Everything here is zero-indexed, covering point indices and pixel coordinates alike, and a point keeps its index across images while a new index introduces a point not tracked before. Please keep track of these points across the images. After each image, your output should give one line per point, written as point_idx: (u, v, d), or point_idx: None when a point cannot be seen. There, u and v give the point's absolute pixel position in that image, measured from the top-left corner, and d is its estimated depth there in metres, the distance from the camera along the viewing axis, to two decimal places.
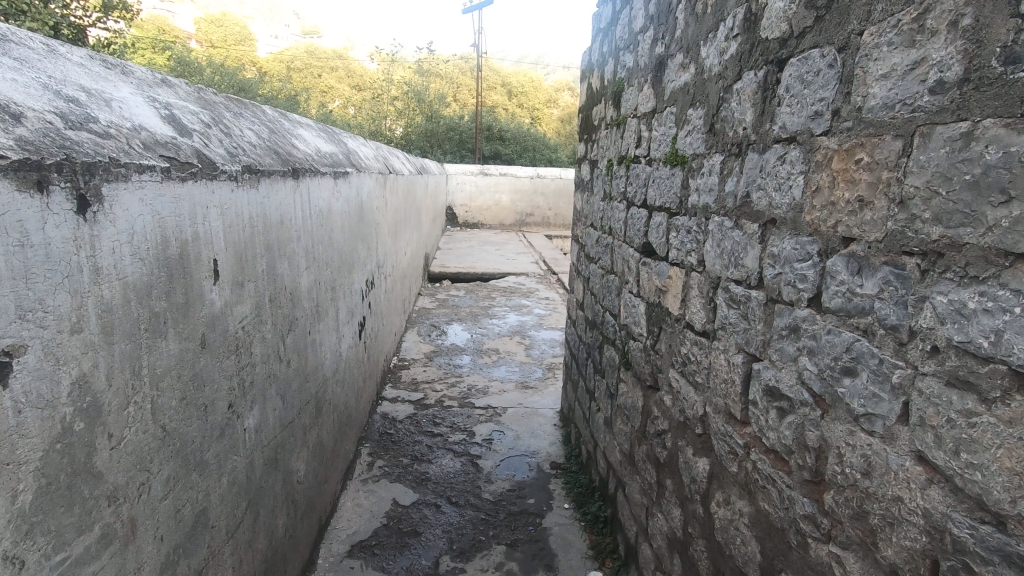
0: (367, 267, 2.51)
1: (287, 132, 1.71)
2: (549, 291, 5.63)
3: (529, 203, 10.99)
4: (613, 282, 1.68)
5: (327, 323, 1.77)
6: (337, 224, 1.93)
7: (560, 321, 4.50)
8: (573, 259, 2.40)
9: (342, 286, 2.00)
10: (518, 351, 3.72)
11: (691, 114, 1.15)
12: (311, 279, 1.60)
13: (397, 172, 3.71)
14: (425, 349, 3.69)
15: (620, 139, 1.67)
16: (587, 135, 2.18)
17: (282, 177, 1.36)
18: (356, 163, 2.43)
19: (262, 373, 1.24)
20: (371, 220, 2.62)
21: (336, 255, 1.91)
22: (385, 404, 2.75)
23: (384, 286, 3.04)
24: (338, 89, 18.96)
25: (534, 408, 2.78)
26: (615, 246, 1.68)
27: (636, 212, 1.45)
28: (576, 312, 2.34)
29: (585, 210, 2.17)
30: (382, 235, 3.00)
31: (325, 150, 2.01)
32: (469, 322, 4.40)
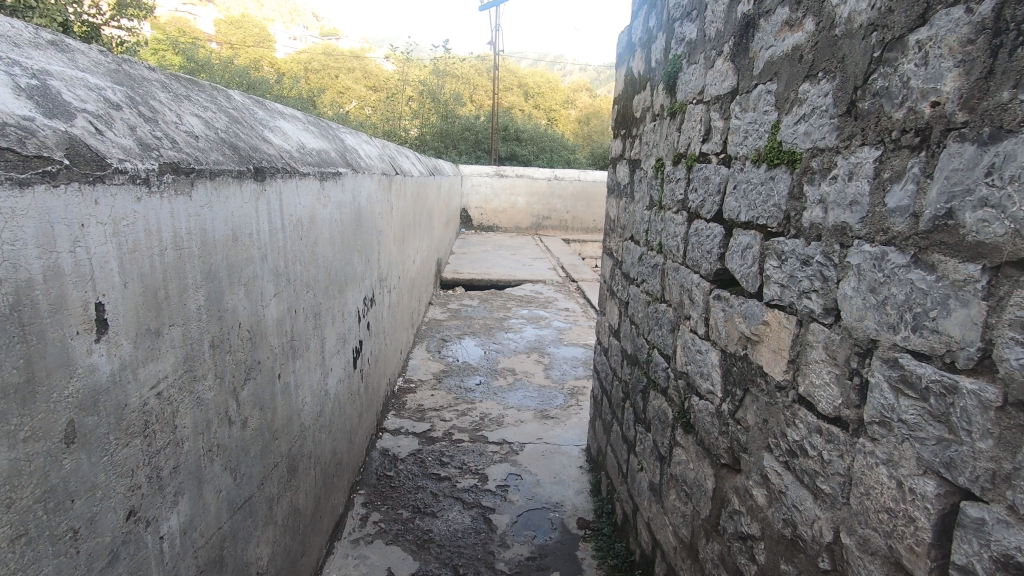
0: (366, 283, 2.17)
1: (258, 123, 1.37)
2: (569, 300, 5.27)
3: (546, 205, 10.64)
4: (665, 314, 1.33)
5: (307, 359, 1.44)
6: (324, 237, 1.60)
7: (582, 336, 4.14)
8: (606, 277, 2.04)
9: (330, 310, 1.67)
10: (536, 371, 3.37)
11: (806, 91, 0.79)
12: (282, 308, 1.27)
13: (406, 172, 3.38)
14: (434, 368, 3.36)
15: (676, 133, 1.32)
16: (625, 129, 1.83)
17: (236, 178, 1.03)
18: (355, 163, 2.10)
19: (197, 449, 0.90)
20: (371, 229, 2.29)
21: (322, 274, 1.58)
22: (386, 437, 2.42)
23: (388, 301, 2.71)
24: (354, 90, 18.88)
25: (555, 443, 2.44)
26: (667, 268, 1.33)
27: (705, 228, 1.10)
28: (608, 339, 1.98)
29: (622, 219, 1.82)
30: (386, 244, 2.67)
31: (312, 147, 1.68)
32: (482, 336, 4.06)
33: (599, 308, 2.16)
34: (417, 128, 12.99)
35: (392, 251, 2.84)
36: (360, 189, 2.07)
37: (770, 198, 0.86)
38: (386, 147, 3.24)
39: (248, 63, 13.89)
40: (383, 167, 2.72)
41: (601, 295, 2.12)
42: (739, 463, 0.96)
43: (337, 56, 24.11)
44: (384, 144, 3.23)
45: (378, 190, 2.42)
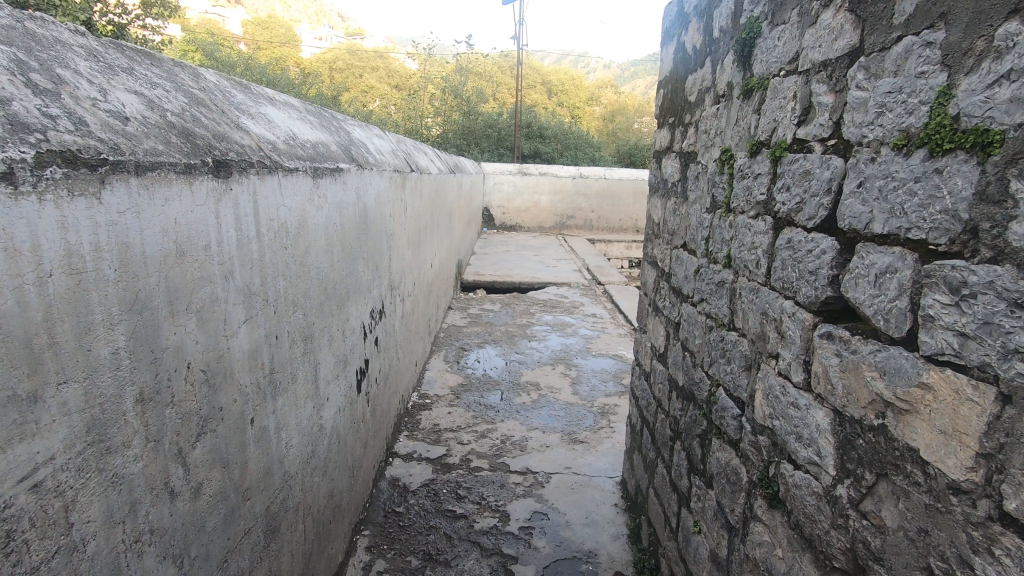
0: (373, 293, 1.93)
1: (234, 108, 1.13)
2: (595, 306, 4.98)
3: (570, 204, 10.34)
4: (736, 346, 1.05)
5: (293, 393, 1.20)
6: (318, 245, 1.35)
7: (611, 346, 3.85)
8: (648, 290, 1.76)
9: (326, 331, 1.42)
10: (562, 385, 3.11)
11: (1012, 35, 0.51)
12: (257, 336, 1.02)
13: (422, 170, 3.13)
14: (452, 382, 3.11)
15: (752, 116, 1.04)
16: (676, 117, 1.54)
17: (181, 174, 0.78)
18: (361, 157, 1.85)
19: (114, 546, 0.66)
20: (380, 232, 2.04)
21: (315, 288, 1.33)
22: (397, 463, 2.18)
23: (400, 311, 2.49)
24: (378, 88, 18.81)
25: (585, 474, 2.16)
26: (739, 287, 1.05)
27: (805, 239, 0.82)
28: (650, 363, 1.71)
29: (670, 223, 1.54)
30: (398, 249, 2.43)
31: (306, 139, 1.44)
32: (503, 344, 3.81)
33: (638, 325, 1.88)
34: (439, 126, 12.81)
35: (405, 255, 2.60)
36: (366, 188, 1.83)
37: (934, 202, 0.58)
38: (400, 141, 3.00)
39: (273, 62, 13.90)
40: (397, 164, 2.48)
41: (642, 310, 1.84)
42: (865, 574, 0.69)
43: (361, 55, 24.15)
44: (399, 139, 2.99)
45: (388, 190, 2.17)
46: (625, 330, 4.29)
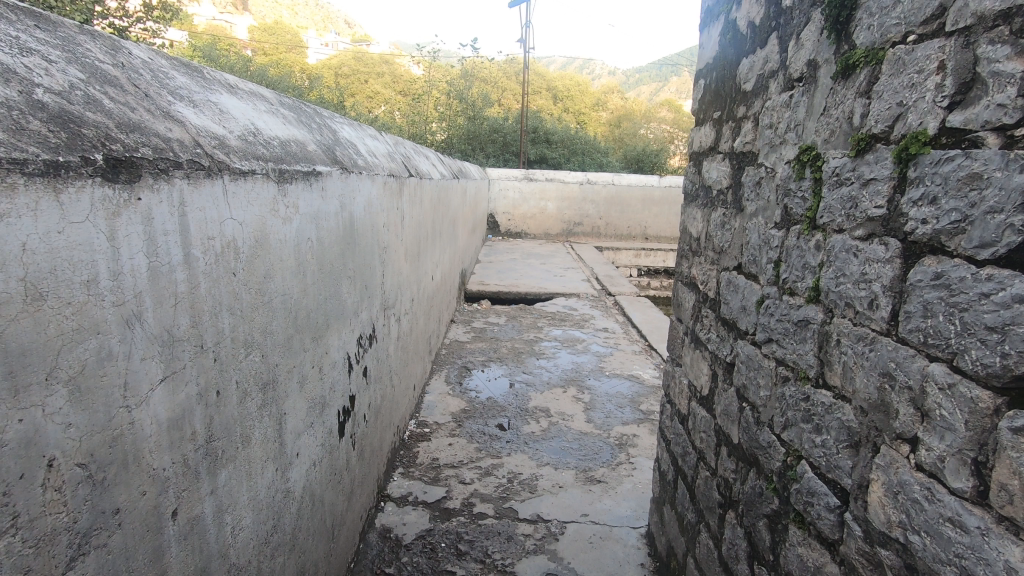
0: (361, 317, 1.67)
1: (166, 92, 0.87)
2: (607, 320, 4.70)
3: (577, 211, 10.08)
4: (832, 411, 0.78)
5: (244, 460, 0.93)
6: (283, 267, 1.09)
7: (626, 365, 3.58)
8: (685, 318, 1.50)
9: (295, 371, 1.15)
10: (575, 411, 2.84)
11: None
12: (185, 396, 0.76)
13: (423, 175, 2.87)
14: (453, 407, 2.84)
15: (853, 102, 0.77)
16: (724, 111, 1.28)
17: (33, 179, 0.52)
18: (347, 160, 1.59)
19: None
20: (371, 246, 1.78)
21: (280, 320, 1.07)
22: (389, 509, 1.91)
23: (396, 333, 2.22)
24: (382, 94, 18.67)
25: (605, 523, 1.89)
26: (836, 332, 0.78)
27: (971, 277, 0.55)
28: (688, 405, 1.44)
29: (716, 240, 1.27)
30: (394, 263, 2.17)
31: (274, 135, 1.18)
32: (510, 363, 3.54)
33: (670, 355, 1.62)
34: (444, 131, 12.60)
35: (402, 268, 2.34)
36: (353, 196, 1.57)
37: None
38: (398, 144, 2.74)
39: (277, 67, 13.75)
40: (393, 168, 2.22)
41: (676, 340, 1.57)
42: None
43: (367, 60, 24.03)
44: (397, 141, 2.73)
45: (381, 197, 1.91)
46: (639, 347, 4.02)
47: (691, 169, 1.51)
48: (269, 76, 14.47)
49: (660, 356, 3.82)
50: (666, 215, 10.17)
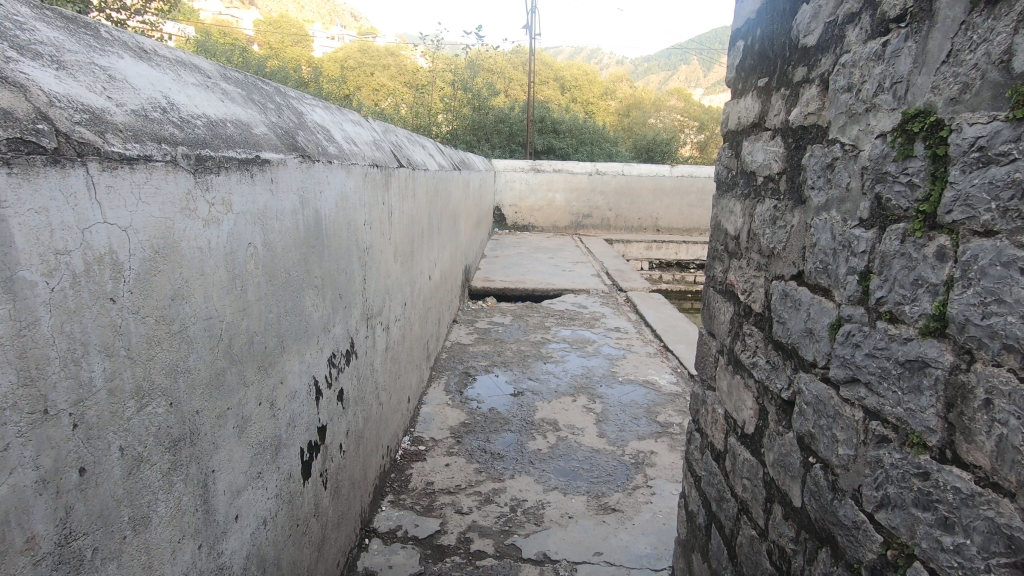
0: (334, 332, 1.42)
1: (9, 44, 0.62)
2: (618, 318, 4.43)
3: (586, 202, 9.79)
4: (977, 507, 0.54)
5: (140, 550, 0.69)
6: (207, 283, 0.84)
7: (640, 369, 3.33)
8: (720, 332, 1.23)
9: (231, 413, 0.91)
10: (585, 423, 2.60)
11: None
12: (9, 489, 0.51)
13: (416, 165, 2.61)
14: (452, 419, 2.61)
15: (1011, 38, 0.51)
16: (775, 76, 1.01)
17: None
18: (311, 146, 1.34)
19: None
20: (345, 247, 1.53)
21: (202, 352, 0.82)
22: (374, 548, 1.68)
23: (383, 343, 1.98)
24: (387, 85, 18.41)
25: (621, 565, 1.65)
26: (982, 386, 0.53)
27: None
28: (724, 440, 1.18)
29: (764, 239, 1.01)
30: (379, 265, 1.92)
31: (201, 112, 0.92)
32: (515, 368, 3.29)
33: (699, 376, 1.36)
34: (449, 122, 12.33)
35: (390, 269, 2.09)
36: (318, 189, 1.31)
37: None
38: (387, 131, 2.48)
39: (281, 58, 13.54)
40: (377, 157, 1.96)
41: (708, 358, 1.31)
42: None
43: (373, 52, 23.76)
44: (385, 128, 2.48)
45: (359, 191, 1.66)
46: (654, 349, 3.75)
47: (727, 152, 1.25)
48: (273, 69, 14.29)
49: (676, 359, 3.56)
50: (678, 206, 9.84)
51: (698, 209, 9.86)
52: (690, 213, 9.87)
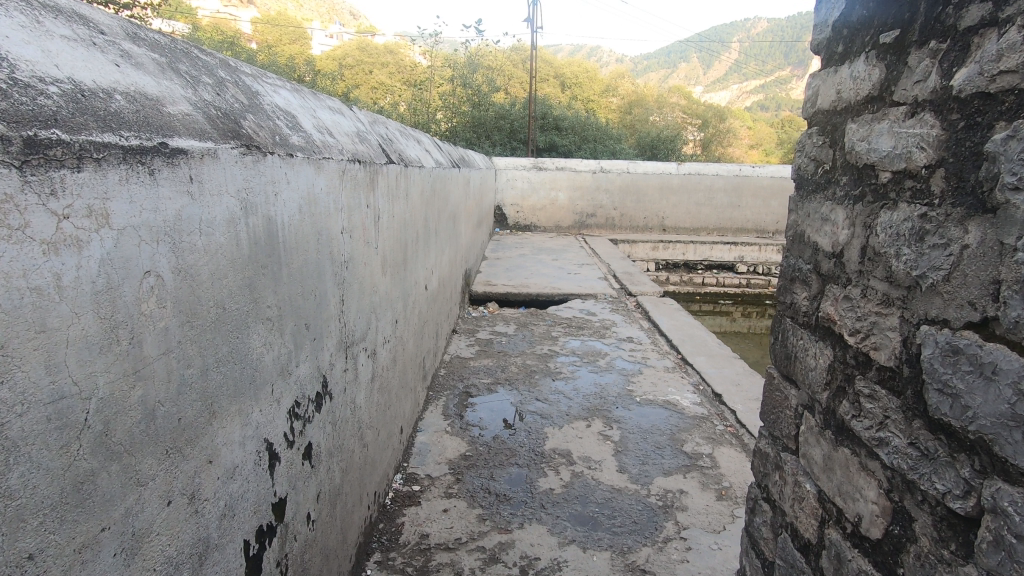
0: (296, 375, 1.11)
1: None
2: (630, 327, 4.12)
3: (590, 201, 9.48)
4: None
5: None
6: (51, 343, 0.52)
7: (659, 387, 3.02)
8: (805, 381, 0.98)
9: (111, 533, 0.60)
10: (602, 455, 2.29)
11: None
12: None
13: (409, 162, 2.29)
14: (451, 451, 2.29)
15: None
16: (919, 24, 0.76)
17: None
18: (263, 134, 1.02)
19: None
20: (314, 263, 1.21)
21: (37, 458, 0.51)
22: None
23: (368, 373, 1.66)
24: (386, 83, 18.13)
25: None
26: None
27: None
28: (818, 530, 0.93)
29: (902, 263, 0.76)
30: (362, 281, 1.60)
31: (64, 76, 0.61)
32: (521, 386, 2.98)
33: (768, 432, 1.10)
34: (448, 120, 12.03)
35: (377, 283, 1.77)
36: (269, 191, 0.99)
37: None
38: (374, 122, 2.16)
39: (280, 57, 13.31)
40: (359, 151, 1.63)
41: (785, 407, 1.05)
42: None
43: (372, 51, 23.49)
44: (371, 118, 2.15)
45: (333, 191, 1.33)
46: (672, 363, 3.43)
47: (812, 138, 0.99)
48: (271, 68, 14.05)
49: (697, 375, 3.24)
50: (685, 204, 9.52)
51: (705, 208, 9.54)
52: (698, 212, 9.55)
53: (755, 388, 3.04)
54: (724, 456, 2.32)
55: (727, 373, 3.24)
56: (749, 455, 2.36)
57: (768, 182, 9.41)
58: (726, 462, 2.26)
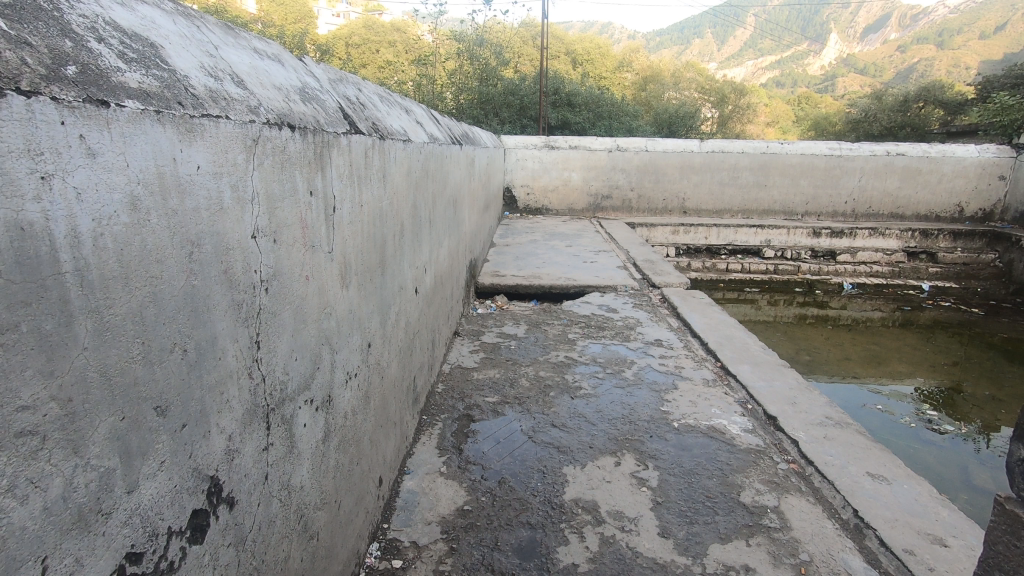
0: (129, 507, 0.61)
1: None
2: (658, 328, 3.61)
3: (605, 181, 8.90)
4: None
5: None
6: None
7: (698, 407, 2.53)
8: None
9: None
10: (638, 507, 1.80)
11: None
12: None
13: (387, 134, 1.76)
14: (446, 503, 1.81)
15: None
16: None
17: None
18: (21, 55, 0.52)
19: None
20: (180, 297, 0.70)
21: None
22: None
23: (316, 433, 1.17)
24: (392, 61, 17.48)
25: None
26: None
27: None
28: None
29: None
30: (302, 303, 1.09)
31: None
32: (533, 407, 2.49)
33: None
34: (455, 96, 11.45)
35: (333, 301, 1.26)
36: (22, 169, 0.49)
37: None
38: (336, 79, 1.63)
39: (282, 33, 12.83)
40: (295, 111, 1.11)
41: None
42: None
43: (379, 28, 22.85)
44: (329, 74, 1.61)
45: (228, 171, 0.82)
46: (711, 374, 2.92)
47: None
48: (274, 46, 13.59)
49: (743, 391, 2.73)
50: (708, 184, 8.88)
51: (730, 187, 8.90)
52: (721, 193, 8.92)
53: (815, 408, 2.52)
54: (794, 509, 1.82)
55: (779, 389, 2.72)
56: (824, 508, 1.85)
57: (798, 159, 8.74)
58: (798, 521, 1.76)
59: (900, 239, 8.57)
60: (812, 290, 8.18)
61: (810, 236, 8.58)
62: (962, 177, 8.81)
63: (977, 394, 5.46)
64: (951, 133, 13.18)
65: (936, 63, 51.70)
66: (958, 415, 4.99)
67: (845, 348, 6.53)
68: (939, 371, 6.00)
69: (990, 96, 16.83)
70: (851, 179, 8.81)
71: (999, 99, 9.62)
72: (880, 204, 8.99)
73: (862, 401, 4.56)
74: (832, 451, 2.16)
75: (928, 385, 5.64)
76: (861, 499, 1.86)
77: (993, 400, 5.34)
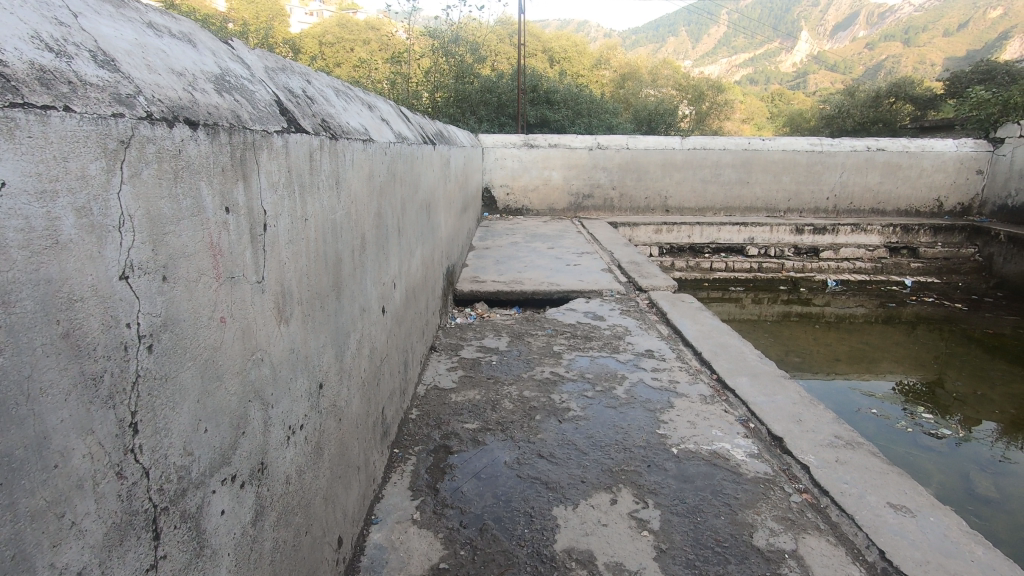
0: None
1: None
2: (648, 337, 3.39)
3: (586, 180, 8.70)
4: None
5: None
6: None
7: (697, 428, 2.32)
8: None
9: None
10: (639, 557, 1.58)
11: None
12: None
13: (340, 133, 1.50)
14: (419, 560, 1.56)
15: None
16: None
17: None
18: None
19: None
20: None
21: None
22: None
23: (242, 517, 0.91)
24: (366, 58, 17.06)
25: None
26: None
27: None
28: None
29: None
30: (214, 352, 0.83)
31: None
32: (518, 434, 2.26)
33: None
34: (430, 94, 11.16)
35: (264, 343, 1.00)
36: None
37: None
38: (274, 67, 1.36)
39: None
40: (202, 101, 0.85)
41: None
42: None
43: (354, 27, 22.43)
44: (265, 60, 1.34)
45: (66, 186, 0.56)
46: (708, 389, 2.72)
47: None
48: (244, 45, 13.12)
49: (743, 407, 2.53)
50: (690, 182, 8.75)
51: (712, 185, 8.78)
52: (704, 190, 8.79)
53: (823, 426, 2.32)
54: (813, 552, 1.63)
55: (782, 405, 2.52)
56: (846, 549, 1.65)
57: (779, 156, 8.66)
58: (820, 568, 1.56)
59: (882, 234, 8.54)
60: (796, 288, 8.09)
61: (793, 233, 8.50)
62: (941, 172, 8.81)
63: (957, 388, 5.40)
64: (925, 128, 13.31)
65: (905, 60, 52.83)
66: (941, 407, 4.95)
67: (830, 346, 6.44)
68: (920, 366, 5.96)
69: (959, 92, 17.12)
70: (832, 174, 8.75)
71: (974, 94, 9.67)
72: (861, 200, 8.96)
73: (857, 405, 4.42)
74: (846, 478, 1.96)
75: (910, 380, 5.60)
76: (885, 537, 1.66)
77: (975, 395, 5.25)
